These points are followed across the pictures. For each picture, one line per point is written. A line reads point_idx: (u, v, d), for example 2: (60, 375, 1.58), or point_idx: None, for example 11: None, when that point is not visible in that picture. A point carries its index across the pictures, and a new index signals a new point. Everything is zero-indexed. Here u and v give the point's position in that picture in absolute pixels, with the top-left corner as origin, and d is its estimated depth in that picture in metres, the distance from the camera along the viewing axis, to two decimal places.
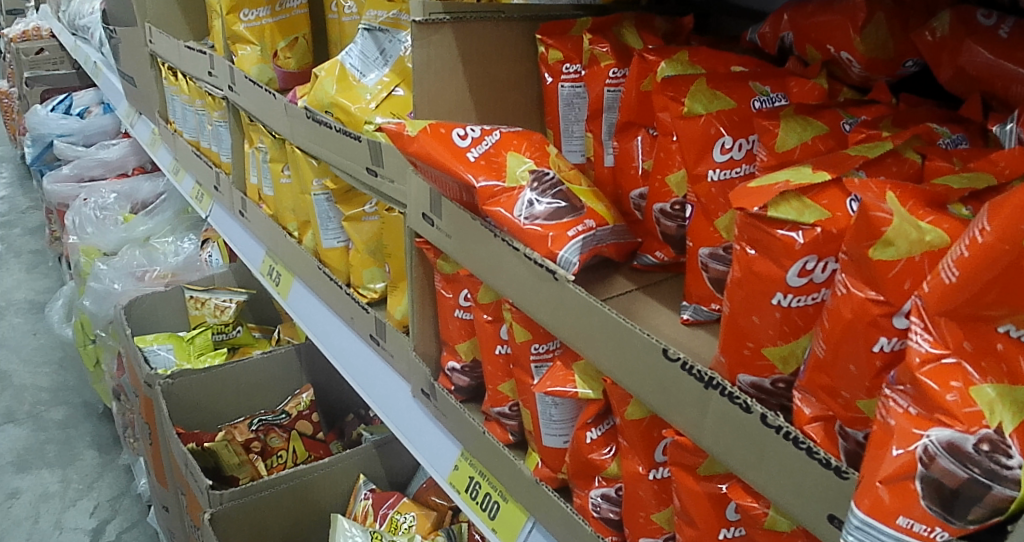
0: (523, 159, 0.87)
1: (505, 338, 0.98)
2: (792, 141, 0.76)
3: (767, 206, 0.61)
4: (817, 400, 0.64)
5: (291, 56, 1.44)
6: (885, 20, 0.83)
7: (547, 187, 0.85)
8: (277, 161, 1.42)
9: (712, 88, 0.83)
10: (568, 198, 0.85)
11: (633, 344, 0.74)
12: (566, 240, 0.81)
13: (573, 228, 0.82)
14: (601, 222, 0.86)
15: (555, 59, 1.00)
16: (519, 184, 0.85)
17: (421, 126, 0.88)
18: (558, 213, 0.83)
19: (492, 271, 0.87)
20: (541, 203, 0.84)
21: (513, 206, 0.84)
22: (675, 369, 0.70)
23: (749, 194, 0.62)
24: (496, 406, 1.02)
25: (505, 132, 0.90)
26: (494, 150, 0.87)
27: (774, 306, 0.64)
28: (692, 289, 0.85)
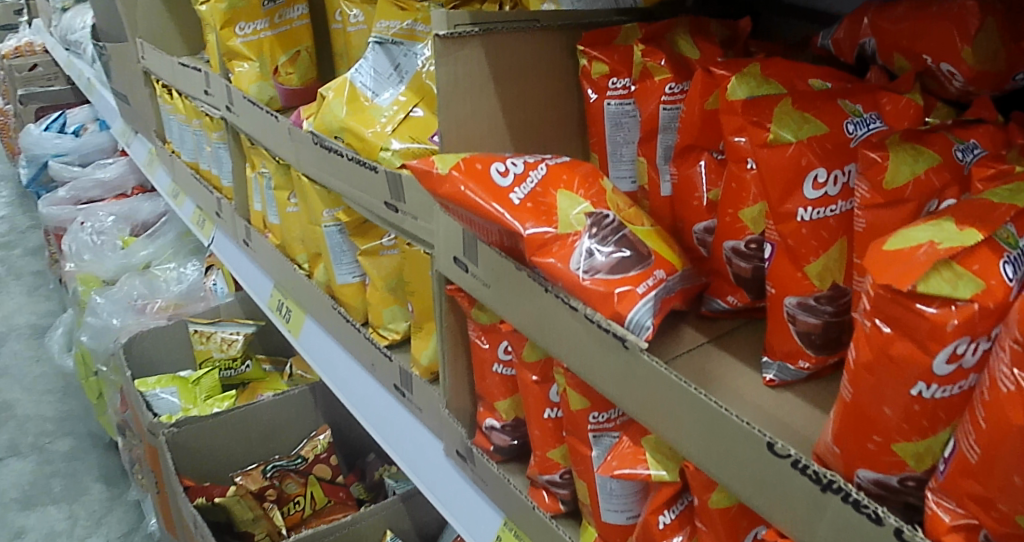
0: (575, 195, 0.75)
1: (556, 400, 0.87)
2: (903, 174, 0.62)
3: (918, 282, 0.47)
4: (959, 508, 0.50)
5: (293, 71, 1.32)
6: (997, 26, 0.68)
7: (609, 231, 0.74)
8: (281, 189, 1.29)
9: (800, 109, 0.69)
10: (634, 245, 0.73)
11: (728, 432, 0.62)
12: (635, 299, 0.69)
13: (643, 283, 0.70)
14: (671, 269, 0.75)
15: (600, 73, 0.88)
16: (576, 229, 0.73)
17: (453, 162, 0.76)
18: (623, 264, 0.71)
19: (547, 331, 0.75)
20: (602, 253, 0.72)
21: (570, 253, 0.72)
22: (784, 467, 0.58)
23: (885, 257, 0.48)
24: (544, 474, 0.91)
25: (553, 164, 0.78)
26: (541, 187, 0.75)
27: (912, 396, 0.50)
28: (775, 344, 0.74)
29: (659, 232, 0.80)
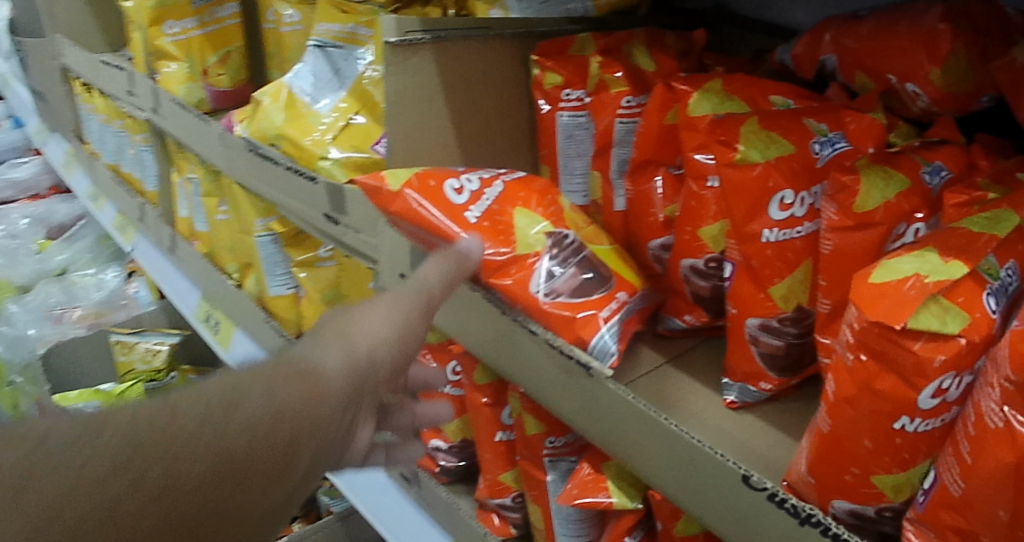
0: (533, 213, 0.73)
1: (507, 423, 0.85)
2: (874, 199, 0.61)
3: (910, 320, 0.45)
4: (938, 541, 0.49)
5: (223, 72, 1.25)
6: (967, 48, 0.67)
7: (569, 252, 0.71)
8: (211, 195, 1.23)
9: (766, 128, 0.67)
10: (595, 268, 0.71)
11: (697, 464, 0.60)
12: (598, 324, 0.67)
13: (607, 307, 0.69)
14: (631, 289, 0.73)
15: (553, 84, 0.86)
16: (535, 250, 0.70)
17: (405, 177, 0.73)
18: (585, 289, 0.69)
19: (504, 355, 0.73)
20: (562, 274, 0.70)
21: (530, 275, 0.69)
22: (760, 500, 0.55)
23: (871, 291, 0.47)
24: (494, 497, 0.88)
25: (508, 180, 0.75)
26: (497, 205, 0.73)
27: (895, 431, 0.49)
28: (737, 365, 0.72)
29: (617, 252, 0.78)
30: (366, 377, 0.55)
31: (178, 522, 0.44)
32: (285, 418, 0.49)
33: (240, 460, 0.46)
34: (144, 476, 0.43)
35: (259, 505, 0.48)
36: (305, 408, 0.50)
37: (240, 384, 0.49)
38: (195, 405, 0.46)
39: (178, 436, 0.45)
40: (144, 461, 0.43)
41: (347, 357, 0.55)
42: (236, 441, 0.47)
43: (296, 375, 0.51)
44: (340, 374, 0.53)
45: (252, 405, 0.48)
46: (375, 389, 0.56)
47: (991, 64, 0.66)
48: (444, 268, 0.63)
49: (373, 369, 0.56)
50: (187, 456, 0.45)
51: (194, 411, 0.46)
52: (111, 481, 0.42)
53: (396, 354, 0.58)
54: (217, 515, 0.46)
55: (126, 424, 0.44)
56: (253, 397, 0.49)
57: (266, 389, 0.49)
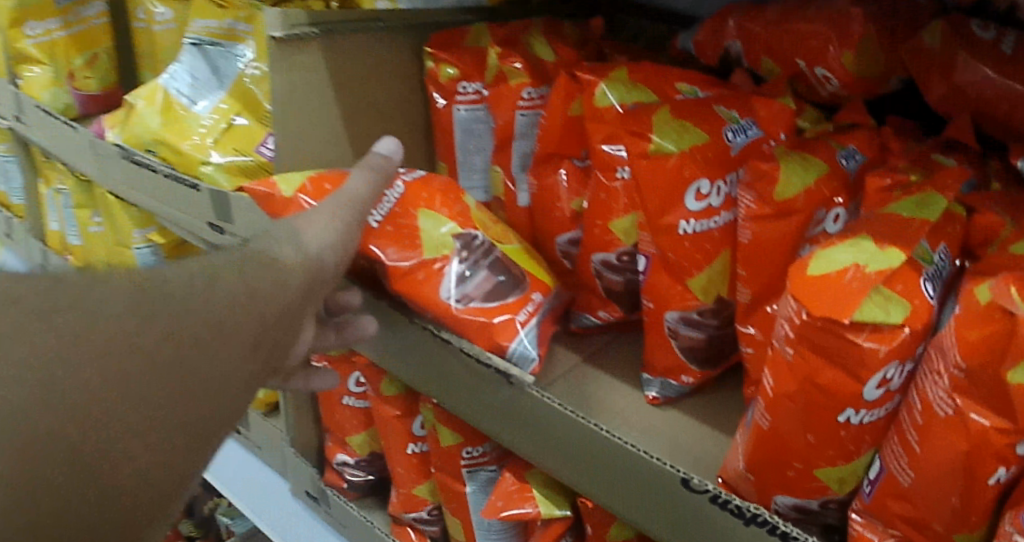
0: (438, 213, 0.67)
1: (420, 434, 0.80)
2: (794, 186, 0.62)
3: (858, 313, 0.45)
4: (887, 526, 0.51)
5: (92, 75, 1.18)
6: (877, 32, 0.68)
7: (480, 253, 0.67)
8: (84, 207, 1.14)
9: (678, 117, 0.66)
10: (508, 269, 0.67)
11: (632, 469, 0.57)
12: (516, 327, 0.64)
13: (523, 309, 0.65)
14: (546, 289, 0.69)
15: (449, 77, 0.81)
16: (441, 254, 0.66)
17: (297, 183, 0.70)
18: (499, 293, 0.65)
19: (415, 365, 0.69)
20: (473, 278, 0.65)
21: (441, 282, 0.65)
22: (702, 502, 0.54)
23: (812, 285, 0.46)
24: (409, 511, 0.83)
25: (408, 183, 0.69)
26: (400, 208, 0.68)
27: (840, 424, 0.49)
28: (654, 359, 0.70)
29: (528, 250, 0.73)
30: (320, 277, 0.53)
31: (172, 385, 0.41)
32: (259, 300, 0.46)
33: (234, 329, 0.44)
34: (153, 327, 0.40)
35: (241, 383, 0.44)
36: (275, 292, 0.48)
37: (211, 262, 0.46)
38: (178, 274, 0.43)
39: (173, 292, 0.42)
40: (153, 310, 0.40)
41: (306, 253, 0.52)
42: (217, 314, 0.44)
43: (263, 261, 0.49)
44: (302, 267, 0.51)
45: (230, 282, 0.45)
46: (324, 291, 0.54)
47: (900, 48, 0.68)
48: (372, 180, 0.62)
49: (326, 270, 0.54)
50: (181, 313, 0.41)
51: (183, 276, 0.43)
52: (127, 323, 0.39)
53: (344, 260, 0.56)
54: (205, 389, 0.42)
55: (129, 279, 0.41)
56: (230, 273, 0.46)
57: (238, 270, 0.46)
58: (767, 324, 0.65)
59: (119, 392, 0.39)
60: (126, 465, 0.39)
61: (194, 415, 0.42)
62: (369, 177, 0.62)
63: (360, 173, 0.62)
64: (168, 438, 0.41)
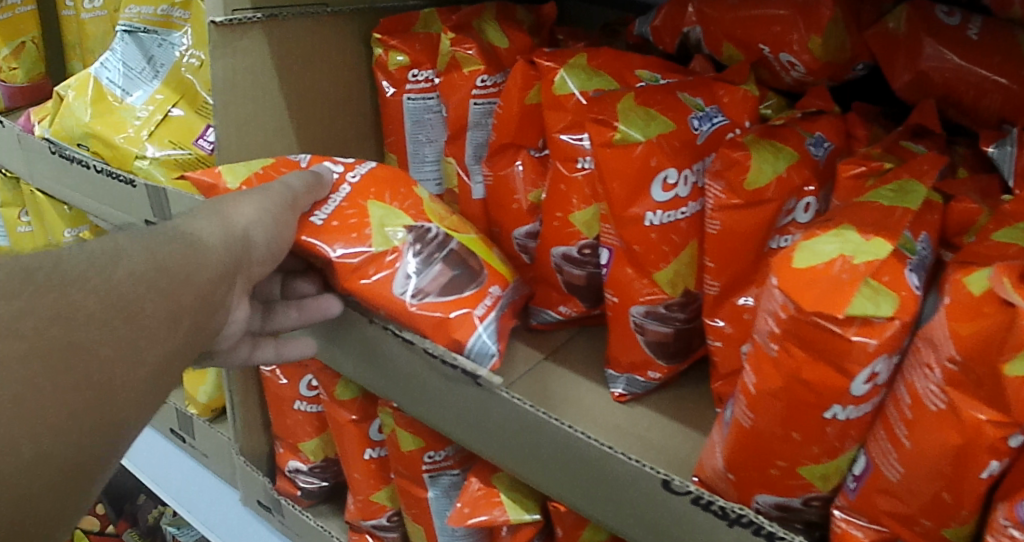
0: (388, 206, 0.65)
1: (378, 438, 0.77)
2: (766, 174, 0.61)
3: (852, 308, 0.45)
4: (873, 521, 0.50)
5: (18, 66, 1.12)
6: (844, 17, 0.67)
7: (433, 245, 0.64)
8: (10, 205, 1.07)
9: (643, 105, 0.63)
10: (465, 261, 0.64)
11: (609, 470, 0.55)
12: (475, 322, 0.61)
13: (482, 303, 0.62)
14: (506, 281, 0.66)
15: (398, 64, 0.77)
16: (390, 247, 0.63)
17: (244, 175, 0.66)
18: (453, 286, 0.62)
19: (375, 369, 0.66)
20: (428, 272, 0.62)
21: (390, 274, 0.62)
22: (684, 505, 0.52)
23: (802, 278, 0.46)
24: (366, 519, 0.80)
25: (355, 183, 0.66)
26: (348, 205, 0.64)
27: (826, 420, 0.48)
28: (619, 354, 0.68)
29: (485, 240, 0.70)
30: (243, 257, 0.54)
31: (78, 359, 0.42)
32: (165, 279, 0.47)
33: (138, 303, 0.45)
34: (46, 301, 0.41)
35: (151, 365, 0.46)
36: (185, 270, 0.49)
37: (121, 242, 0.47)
38: (77, 254, 0.44)
39: (69, 270, 0.43)
40: (49, 289, 0.42)
41: (227, 232, 0.53)
42: (122, 288, 0.45)
43: (177, 239, 0.50)
44: (219, 242, 0.52)
45: (134, 258, 0.46)
46: (250, 270, 0.55)
47: (867, 33, 0.67)
48: (307, 180, 0.62)
49: (250, 248, 0.55)
50: (80, 289, 0.43)
51: (82, 256, 0.44)
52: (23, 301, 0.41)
53: (272, 241, 0.57)
54: (113, 363, 0.44)
55: (22, 260, 0.42)
56: (134, 249, 0.47)
57: (146, 248, 0.47)
58: (737, 318, 0.64)
59: (28, 360, 0.40)
60: (37, 452, 0.40)
61: (105, 387, 0.43)
62: (305, 178, 0.62)
63: (299, 172, 0.62)
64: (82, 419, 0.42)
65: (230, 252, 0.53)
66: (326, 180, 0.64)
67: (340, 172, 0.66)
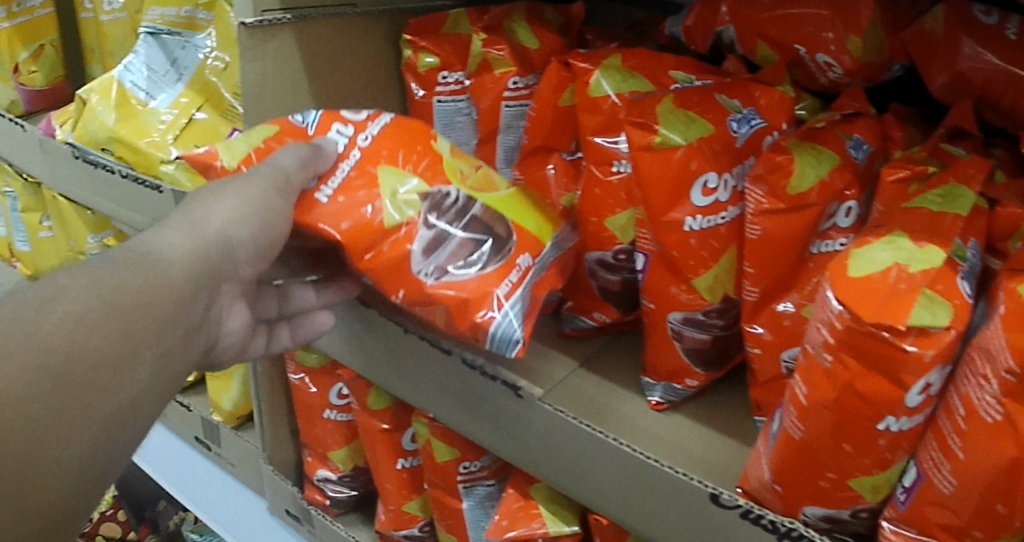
0: (400, 170, 0.61)
1: (411, 448, 0.76)
2: (808, 178, 0.59)
3: (911, 319, 0.43)
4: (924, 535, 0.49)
5: (37, 69, 1.13)
6: (882, 18, 0.65)
7: (452, 214, 0.60)
8: (31, 210, 1.07)
9: (682, 107, 0.62)
10: (488, 229, 0.60)
11: (654, 483, 0.54)
12: (498, 302, 0.58)
13: (507, 278, 0.59)
14: (537, 245, 0.62)
15: (428, 66, 0.75)
16: (407, 218, 0.59)
17: (242, 152, 0.62)
18: (476, 262, 0.59)
19: (414, 378, 0.65)
20: (449, 246, 0.59)
21: (409, 249, 0.59)
22: (733, 519, 0.51)
23: (858, 288, 0.45)
24: (399, 529, 0.79)
25: (364, 148, 0.61)
26: (355, 175, 0.60)
27: (878, 432, 0.47)
28: (655, 362, 0.67)
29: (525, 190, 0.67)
30: (221, 261, 0.51)
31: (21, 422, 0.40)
32: (122, 311, 0.45)
33: (85, 349, 0.43)
34: None
35: (126, 401, 0.44)
36: (147, 297, 0.46)
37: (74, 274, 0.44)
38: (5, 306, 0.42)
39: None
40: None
41: (200, 238, 0.51)
42: (61, 337, 0.42)
43: (139, 258, 0.47)
44: (182, 257, 0.49)
45: (77, 297, 0.43)
46: (230, 275, 0.52)
47: (903, 33, 0.65)
48: (302, 154, 0.58)
49: (230, 248, 0.52)
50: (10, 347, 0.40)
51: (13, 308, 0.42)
52: None
53: (257, 235, 0.54)
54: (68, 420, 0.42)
55: None
56: (77, 287, 0.44)
57: (96, 279, 0.45)
58: (777, 325, 0.62)
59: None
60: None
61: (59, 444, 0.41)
62: (300, 152, 0.58)
63: (292, 147, 0.58)
64: (47, 480, 0.41)
65: (203, 259, 0.50)
66: (328, 152, 0.60)
67: (351, 134, 0.62)
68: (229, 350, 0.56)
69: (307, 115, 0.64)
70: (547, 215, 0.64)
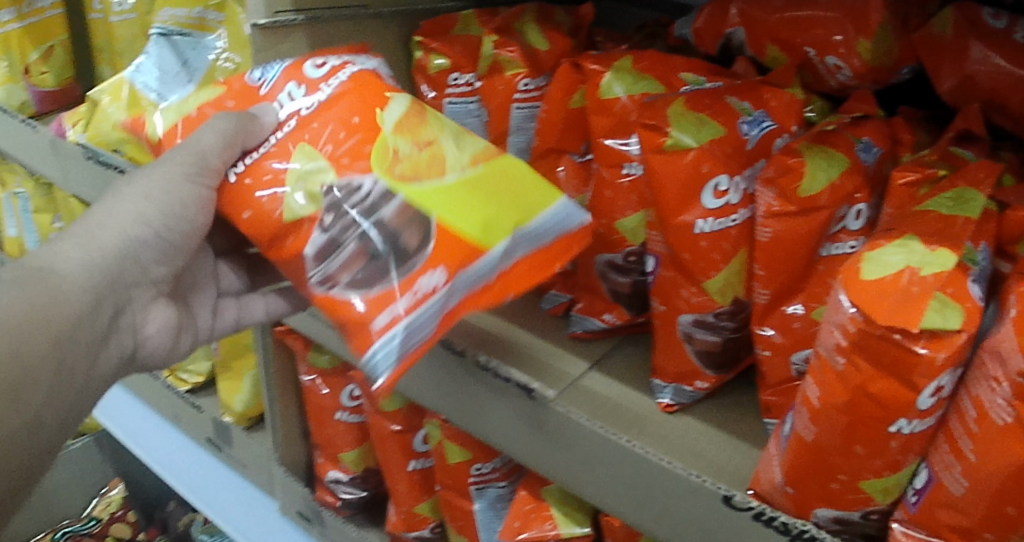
0: (313, 152, 0.56)
1: (423, 450, 0.77)
2: (818, 181, 0.59)
3: (924, 322, 0.44)
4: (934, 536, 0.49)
5: (47, 70, 1.14)
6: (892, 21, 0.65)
7: (358, 212, 0.54)
8: (43, 211, 1.10)
9: (694, 110, 0.62)
10: (392, 237, 0.53)
11: (667, 485, 0.54)
12: (372, 336, 0.52)
13: (391, 304, 0.52)
14: (472, 252, 0.53)
15: (439, 68, 0.75)
16: (306, 214, 0.55)
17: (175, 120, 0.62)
18: (362, 276, 0.53)
19: (428, 379, 0.66)
20: (344, 250, 0.54)
21: (307, 245, 0.55)
22: (746, 521, 0.51)
23: (871, 290, 0.45)
24: (410, 531, 0.80)
25: (301, 115, 0.57)
26: (273, 154, 0.57)
27: (890, 434, 0.47)
28: (665, 364, 0.67)
29: (503, 170, 0.58)
30: (123, 264, 0.57)
31: None
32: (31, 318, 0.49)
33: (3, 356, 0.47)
34: None
35: (35, 414, 0.49)
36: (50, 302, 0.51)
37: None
38: None
39: None
40: None
41: (98, 243, 0.56)
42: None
43: (39, 269, 0.52)
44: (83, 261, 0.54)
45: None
46: (133, 276, 0.58)
47: (913, 37, 0.65)
48: (219, 128, 0.56)
49: (132, 250, 0.57)
50: None
51: None
52: None
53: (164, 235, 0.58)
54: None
55: None
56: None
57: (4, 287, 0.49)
58: (787, 327, 0.62)
59: None
60: None
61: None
62: (219, 128, 0.56)
63: (211, 122, 0.56)
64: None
65: (102, 266, 0.56)
66: (264, 122, 0.57)
67: (301, 96, 0.58)
68: (148, 347, 0.62)
69: (282, 63, 0.61)
70: (507, 209, 0.55)
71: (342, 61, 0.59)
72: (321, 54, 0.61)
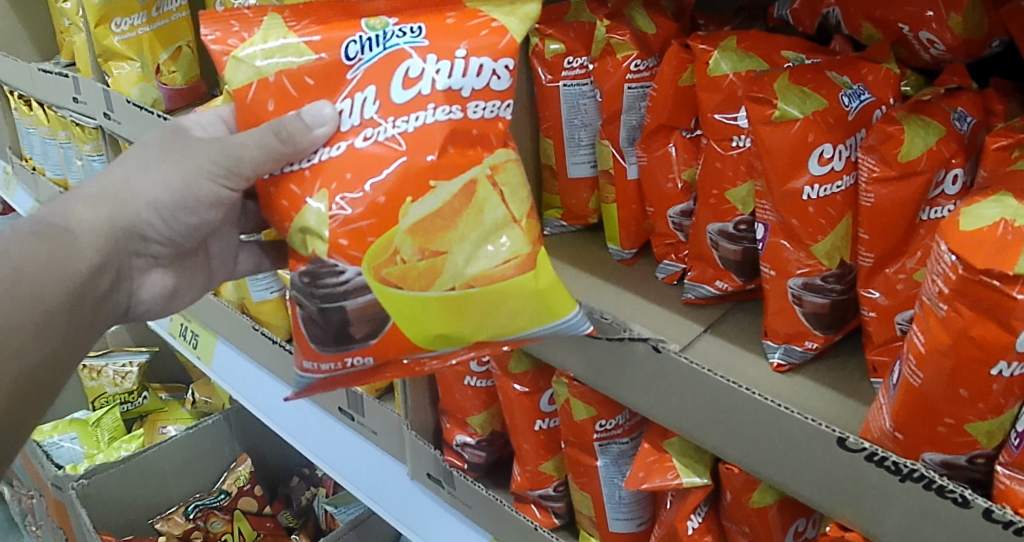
0: (325, 220, 0.60)
1: (548, 410, 0.84)
2: (917, 147, 0.63)
3: (1019, 267, 0.47)
4: None
5: (176, 69, 1.24)
6: None
7: (336, 288, 0.62)
8: None
9: (798, 83, 0.66)
10: (345, 323, 0.63)
11: (788, 431, 0.59)
12: (305, 369, 0.67)
13: (319, 361, 0.66)
14: (418, 350, 0.64)
15: (555, 53, 0.80)
16: (299, 251, 0.63)
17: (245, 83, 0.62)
18: (312, 327, 0.65)
19: (558, 342, 0.73)
20: (311, 303, 0.64)
21: (293, 271, 0.64)
22: (859, 461, 0.56)
23: (971, 239, 0.49)
24: (536, 488, 0.88)
25: (355, 149, 0.60)
26: (311, 173, 0.61)
27: (991, 378, 0.50)
28: (776, 326, 0.71)
29: (496, 295, 0.61)
30: (131, 234, 0.65)
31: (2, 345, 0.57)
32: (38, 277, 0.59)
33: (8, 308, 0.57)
34: None
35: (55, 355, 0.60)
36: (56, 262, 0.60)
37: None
38: None
39: None
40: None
41: (111, 213, 0.64)
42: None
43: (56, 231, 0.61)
44: (96, 229, 0.63)
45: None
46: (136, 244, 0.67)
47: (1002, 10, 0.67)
48: (264, 144, 0.60)
49: (142, 226, 0.65)
50: None
51: None
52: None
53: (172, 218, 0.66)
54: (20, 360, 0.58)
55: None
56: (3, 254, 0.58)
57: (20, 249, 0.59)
58: (892, 288, 0.66)
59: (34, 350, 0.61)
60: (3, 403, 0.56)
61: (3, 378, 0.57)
62: (263, 146, 0.60)
63: (256, 134, 0.60)
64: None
65: (113, 232, 0.64)
66: (316, 135, 0.60)
67: (367, 118, 0.60)
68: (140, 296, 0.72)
69: (383, 44, 0.61)
70: (462, 333, 0.63)
71: (430, 89, 0.60)
72: (421, 52, 0.60)
